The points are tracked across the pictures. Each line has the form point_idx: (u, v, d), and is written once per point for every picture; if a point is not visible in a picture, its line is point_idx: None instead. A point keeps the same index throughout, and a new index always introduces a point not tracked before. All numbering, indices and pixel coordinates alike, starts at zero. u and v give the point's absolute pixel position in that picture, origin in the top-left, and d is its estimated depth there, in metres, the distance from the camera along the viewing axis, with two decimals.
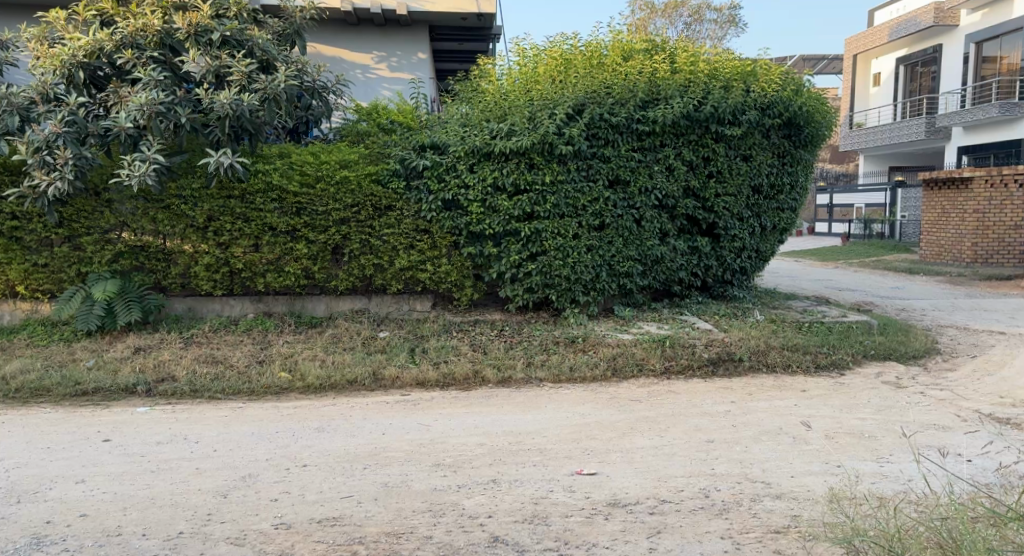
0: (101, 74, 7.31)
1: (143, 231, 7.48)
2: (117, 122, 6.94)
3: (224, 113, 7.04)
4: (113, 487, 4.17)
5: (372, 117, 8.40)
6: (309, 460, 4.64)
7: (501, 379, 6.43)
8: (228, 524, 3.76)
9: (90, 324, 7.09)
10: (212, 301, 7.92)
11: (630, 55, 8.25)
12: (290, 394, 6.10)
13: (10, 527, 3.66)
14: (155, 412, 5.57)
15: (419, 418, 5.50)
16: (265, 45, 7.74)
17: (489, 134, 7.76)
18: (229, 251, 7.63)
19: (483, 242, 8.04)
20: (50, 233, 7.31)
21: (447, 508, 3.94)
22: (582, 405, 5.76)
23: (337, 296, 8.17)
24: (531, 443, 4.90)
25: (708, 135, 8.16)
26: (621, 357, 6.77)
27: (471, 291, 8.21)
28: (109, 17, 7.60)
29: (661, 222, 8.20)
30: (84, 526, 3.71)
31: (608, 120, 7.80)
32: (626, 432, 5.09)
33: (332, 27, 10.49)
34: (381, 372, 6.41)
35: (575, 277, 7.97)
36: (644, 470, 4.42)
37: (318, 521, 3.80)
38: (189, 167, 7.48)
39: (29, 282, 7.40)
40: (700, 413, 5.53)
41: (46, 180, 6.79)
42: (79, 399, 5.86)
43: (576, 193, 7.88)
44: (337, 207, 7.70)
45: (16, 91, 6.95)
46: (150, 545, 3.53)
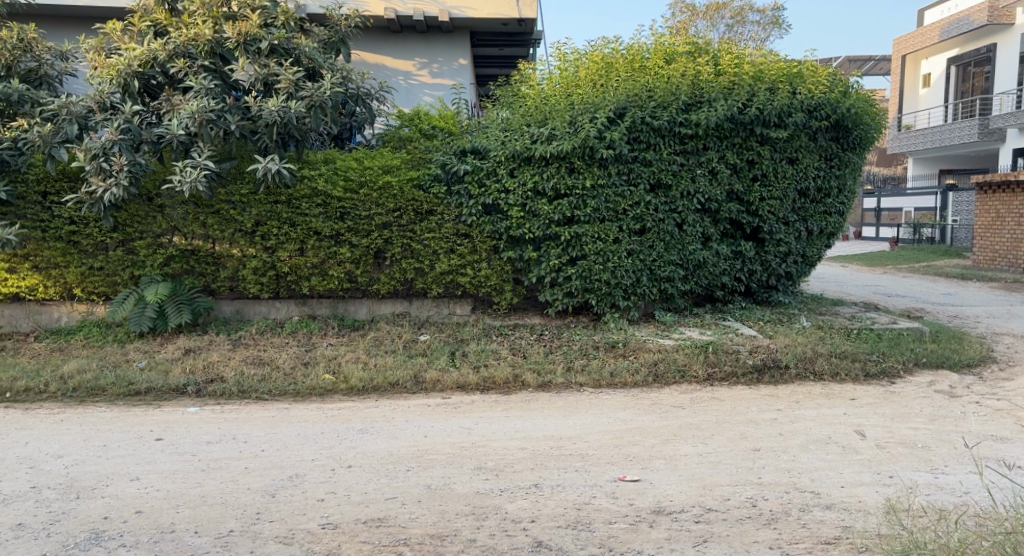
0: (155, 82, 7.52)
1: (193, 235, 7.68)
2: (170, 129, 7.12)
3: (272, 120, 7.20)
4: (166, 485, 4.28)
5: (414, 122, 8.43)
6: (354, 461, 4.70)
7: (541, 383, 6.44)
8: (277, 523, 3.83)
9: (142, 325, 7.29)
10: (259, 303, 8.09)
11: (672, 58, 8.19)
12: (334, 396, 6.19)
13: (70, 522, 3.79)
14: (204, 413, 5.71)
15: (460, 421, 5.54)
16: (311, 53, 7.90)
17: (529, 139, 7.79)
18: (275, 255, 7.79)
19: (523, 246, 8.04)
20: (105, 238, 7.54)
21: (490, 511, 3.95)
22: (624, 410, 5.73)
23: (379, 300, 8.27)
24: (573, 448, 4.89)
25: (752, 138, 8.06)
26: (663, 362, 6.71)
27: (510, 295, 8.22)
28: (162, 28, 7.79)
29: (703, 226, 8.12)
30: (140, 522, 3.81)
31: (650, 123, 7.74)
32: (669, 439, 5.05)
33: (375, 35, 10.65)
34: (422, 375, 6.47)
35: (616, 281, 7.93)
36: (689, 478, 4.37)
37: (364, 521, 3.85)
38: (238, 173, 7.66)
39: (85, 285, 7.64)
40: (744, 420, 5.45)
41: (103, 186, 6.97)
42: (132, 398, 6.03)
43: (616, 197, 7.83)
44: (380, 211, 7.80)
45: (75, 100, 7.20)
46: (202, 543, 3.62)
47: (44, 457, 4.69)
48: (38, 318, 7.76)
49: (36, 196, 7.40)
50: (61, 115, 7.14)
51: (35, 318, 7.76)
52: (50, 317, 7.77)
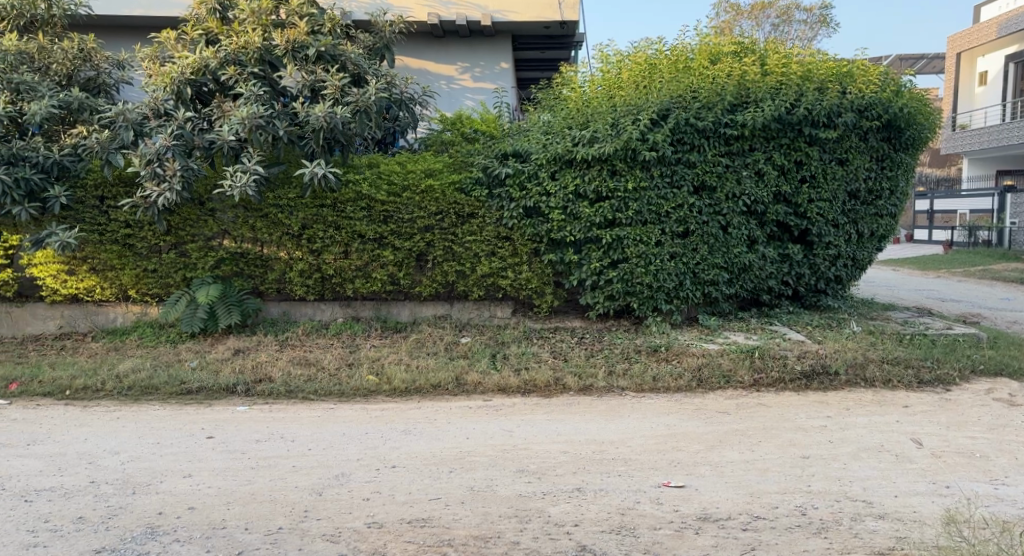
0: (206, 89, 7.73)
1: (243, 238, 7.85)
2: (221, 134, 7.30)
3: (319, 125, 7.32)
4: (218, 482, 4.39)
5: (457, 126, 8.51)
6: (398, 461, 4.75)
7: (583, 387, 6.40)
8: (324, 520, 3.90)
9: (194, 326, 7.50)
10: (305, 305, 8.25)
11: (718, 59, 8.10)
12: (378, 397, 6.26)
13: (126, 517, 3.90)
14: (253, 412, 5.83)
15: (502, 423, 5.55)
16: (357, 59, 8.02)
17: (571, 142, 7.77)
18: (321, 257, 7.93)
19: (564, 249, 8.03)
20: (158, 241, 7.76)
21: (533, 514, 3.95)
22: (668, 415, 5.67)
23: (422, 302, 8.35)
24: (616, 453, 4.86)
25: (800, 139, 7.91)
26: (707, 367, 6.62)
27: (551, 298, 8.21)
28: (214, 36, 7.97)
29: (749, 229, 8.00)
30: (192, 518, 3.91)
31: (694, 125, 7.65)
32: (715, 445, 4.98)
33: (419, 40, 10.76)
34: (464, 377, 6.50)
35: (658, 285, 7.86)
36: (736, 485, 4.31)
37: (408, 521, 3.88)
38: (286, 178, 7.82)
39: (139, 287, 7.86)
40: (792, 427, 5.34)
41: (157, 191, 7.17)
42: (185, 396, 6.19)
43: (659, 199, 7.76)
44: (423, 214, 7.88)
45: (131, 107, 7.41)
46: (253, 539, 3.70)
47: (103, 452, 4.84)
48: (94, 318, 8.00)
49: (94, 200, 7.59)
50: (119, 122, 7.36)
51: (92, 318, 8.00)
52: (106, 318, 8.02)
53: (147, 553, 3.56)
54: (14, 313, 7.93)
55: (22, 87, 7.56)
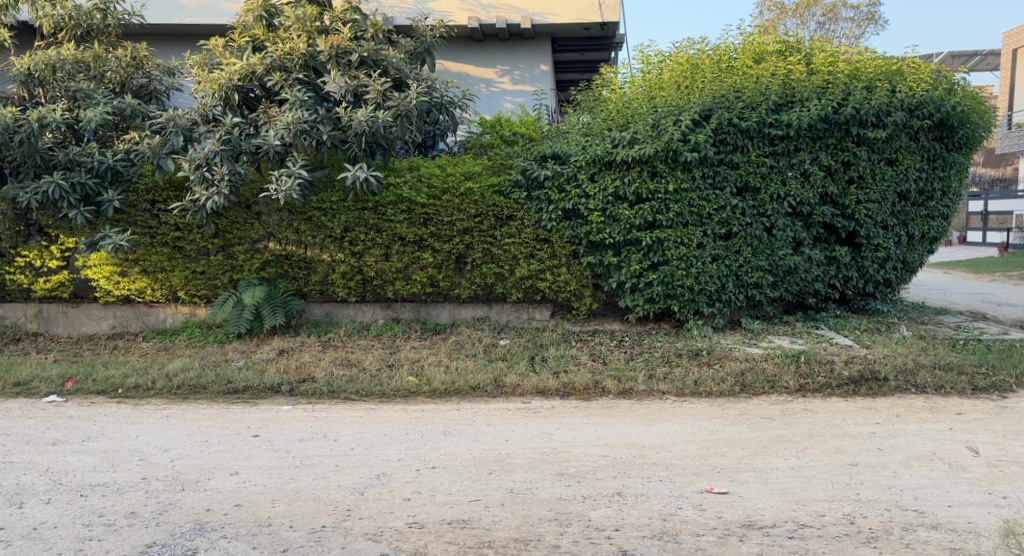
0: (253, 95, 7.84)
1: (287, 241, 7.99)
2: (267, 139, 7.44)
3: (361, 130, 7.40)
4: (263, 480, 4.48)
5: (496, 129, 8.44)
6: (438, 462, 4.78)
7: (623, 390, 6.35)
8: (366, 520, 3.94)
9: (240, 326, 7.66)
10: (346, 307, 8.36)
11: (762, 58, 7.98)
12: (418, 397, 6.30)
13: (175, 513, 4.00)
14: (296, 411, 5.93)
15: (541, 426, 5.54)
16: (399, 63, 8.10)
17: (611, 143, 7.73)
18: (363, 259, 8.03)
19: (603, 251, 8.00)
20: (206, 243, 7.93)
21: (573, 518, 3.94)
22: (710, 420, 5.59)
23: (461, 304, 8.39)
24: (656, 457, 4.81)
25: (848, 138, 7.75)
26: (750, 372, 6.51)
27: (590, 300, 8.18)
28: (260, 43, 8.10)
29: (795, 230, 7.85)
30: (239, 515, 3.99)
31: (737, 125, 7.54)
32: (759, 451, 4.89)
33: (459, 44, 10.84)
34: (503, 379, 6.51)
35: (700, 287, 7.77)
36: (781, 492, 4.23)
37: (449, 522, 3.90)
38: (329, 181, 7.93)
39: (188, 288, 8.05)
40: (840, 434, 5.22)
41: (205, 195, 7.34)
42: (231, 395, 6.33)
43: (701, 201, 7.68)
44: (462, 217, 7.92)
45: (181, 113, 7.57)
46: (297, 537, 3.76)
47: (153, 450, 4.97)
48: (145, 319, 8.23)
49: (145, 204, 7.81)
50: (169, 128, 7.51)
51: (143, 319, 8.22)
52: (156, 318, 8.23)
53: (196, 548, 3.64)
54: (70, 313, 8.18)
55: (79, 95, 7.81)
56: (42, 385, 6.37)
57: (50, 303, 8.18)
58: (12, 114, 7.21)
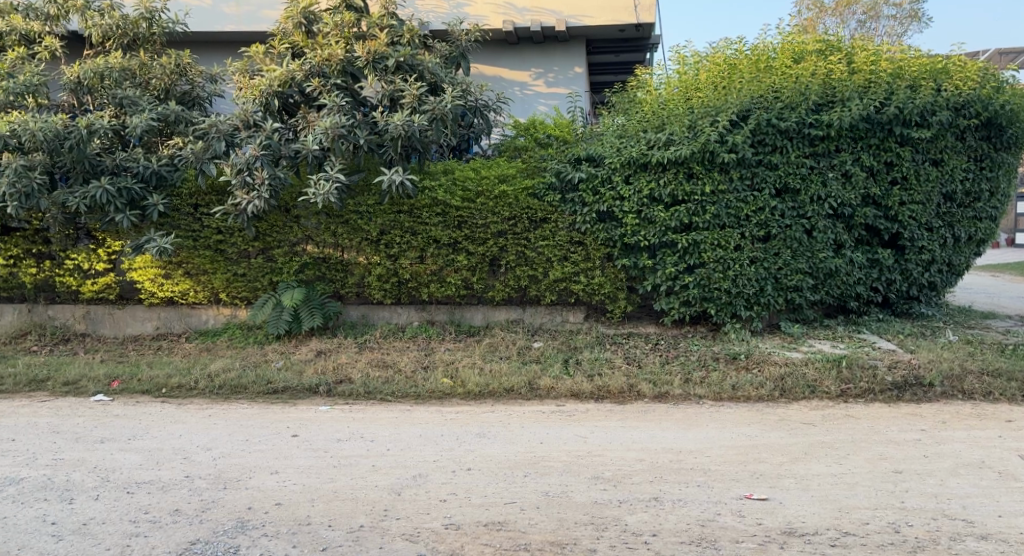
0: (292, 101, 7.99)
1: (325, 244, 8.11)
2: (305, 144, 7.55)
3: (397, 134, 7.48)
4: (303, 479, 4.54)
5: (530, 132, 8.46)
6: (473, 464, 4.79)
7: (658, 394, 6.30)
8: (403, 520, 3.97)
9: (279, 327, 7.80)
10: (382, 308, 8.43)
11: (801, 57, 7.86)
12: (452, 399, 6.34)
13: (218, 511, 4.08)
14: (334, 412, 6.01)
15: (576, 429, 5.52)
16: (434, 68, 8.15)
17: (646, 144, 7.69)
18: (398, 262, 8.10)
19: (638, 254, 7.95)
20: (247, 246, 8.08)
21: (609, 522, 3.92)
22: (748, 425, 5.51)
23: (495, 307, 8.40)
24: (694, 462, 4.76)
25: (891, 138, 7.59)
26: (790, 377, 6.40)
27: (625, 303, 8.13)
28: (299, 50, 8.26)
29: (836, 232, 7.72)
30: (279, 514, 4.05)
31: (777, 125, 7.44)
32: (800, 457, 4.81)
33: (494, 47, 10.86)
34: (537, 382, 6.50)
35: (737, 290, 7.68)
36: (822, 499, 4.15)
37: (485, 524, 3.91)
38: (366, 185, 8.02)
39: (230, 290, 8.21)
40: (883, 440, 5.11)
41: (247, 199, 7.47)
42: (271, 395, 6.44)
43: (739, 202, 7.59)
44: (496, 220, 7.94)
45: (223, 119, 7.68)
46: (336, 536, 3.81)
47: (196, 449, 5.07)
48: (188, 320, 8.41)
49: (188, 208, 8.00)
50: (211, 134, 7.64)
51: (186, 320, 8.41)
52: (199, 320, 8.41)
53: (237, 546, 3.70)
54: (116, 315, 8.40)
55: (126, 102, 8.02)
56: (90, 384, 6.55)
57: (97, 305, 8.41)
58: (62, 121, 7.41)
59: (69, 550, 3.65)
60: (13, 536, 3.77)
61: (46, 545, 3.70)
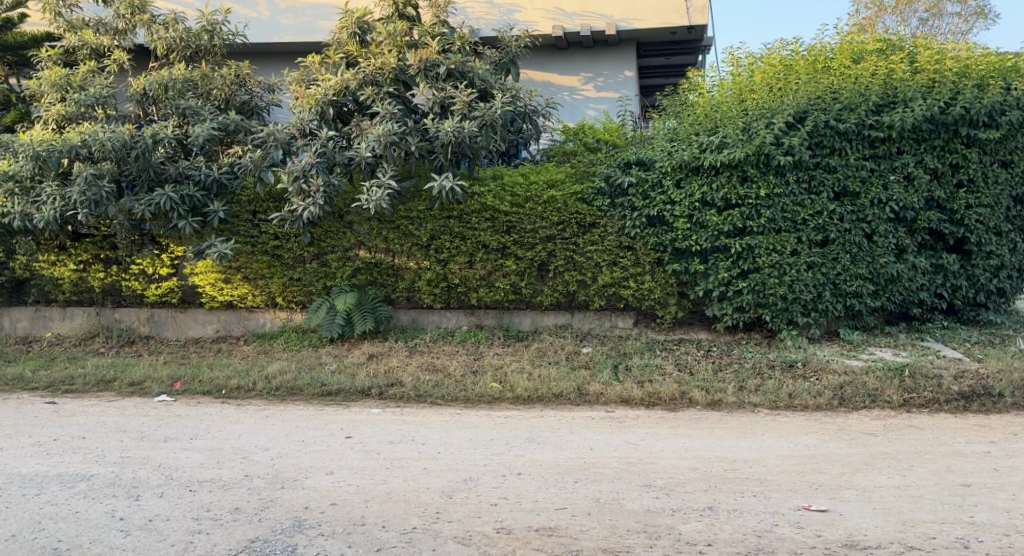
0: (346, 109, 8.13)
1: (377, 249, 8.24)
2: (359, 151, 7.68)
3: (447, 140, 7.54)
4: (357, 480, 4.62)
5: (579, 136, 8.49)
6: (524, 469, 4.79)
7: (711, 401, 6.20)
8: (456, 523, 4.00)
9: (333, 331, 7.96)
10: (432, 313, 8.50)
11: (860, 57, 7.68)
12: (501, 404, 6.36)
13: (276, 509, 4.17)
14: (386, 414, 6.09)
15: (627, 436, 5.47)
16: (484, 75, 8.20)
17: (698, 148, 7.59)
18: (448, 267, 8.18)
19: (689, 258, 7.84)
20: (302, 251, 8.27)
21: (662, 531, 3.87)
22: (806, 435, 5.38)
23: (543, 312, 8.40)
24: (749, 472, 4.66)
25: (957, 140, 7.35)
26: (850, 385, 6.23)
27: (675, 308, 8.03)
28: (353, 59, 8.38)
29: (897, 237, 7.49)
30: (335, 513, 4.13)
31: (835, 127, 7.27)
32: (860, 468, 4.68)
33: (543, 53, 10.89)
34: (586, 387, 6.47)
35: (793, 296, 7.50)
36: (885, 511, 4.03)
37: (536, 529, 3.91)
38: (416, 191, 8.11)
39: (286, 294, 8.41)
40: (949, 452, 4.93)
41: (303, 205, 7.65)
42: (325, 397, 6.56)
43: (795, 206, 7.43)
44: (545, 225, 7.94)
45: (280, 128, 7.90)
46: (390, 537, 3.86)
47: (254, 448, 5.21)
48: (246, 323, 8.63)
49: (247, 215, 8.23)
50: (269, 142, 7.85)
51: (244, 323, 8.63)
52: (257, 323, 8.62)
53: (295, 545, 3.78)
54: (178, 317, 8.66)
55: (188, 112, 8.31)
56: (154, 385, 6.78)
57: (161, 308, 8.69)
58: (129, 131, 7.69)
59: (136, 545, 3.78)
60: (84, 530, 3.93)
61: (115, 540, 3.84)
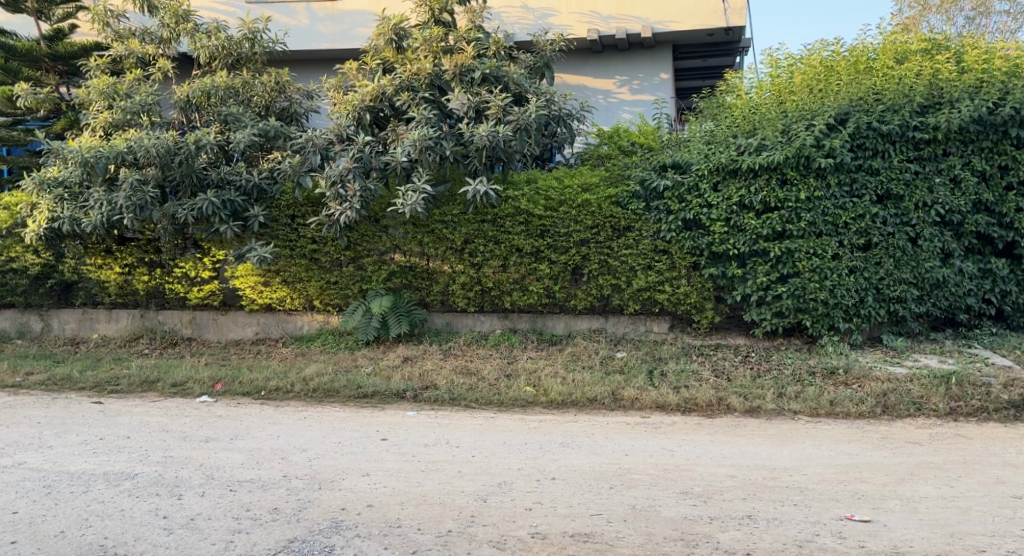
0: (383, 115, 8.20)
1: (412, 253, 8.29)
2: (394, 156, 7.72)
3: (482, 145, 7.57)
4: (393, 482, 4.64)
5: (614, 140, 8.48)
6: (558, 474, 4.77)
7: (749, 408, 6.10)
8: (490, 527, 4.00)
9: (369, 334, 8.03)
10: (465, 316, 8.53)
11: (904, 57, 7.53)
12: (535, 408, 6.34)
13: (314, 510, 4.22)
14: (421, 417, 6.12)
15: (662, 442, 5.42)
16: (519, 79, 8.22)
17: (736, 150, 7.51)
18: (481, 271, 8.20)
19: (727, 262, 7.75)
20: (339, 255, 8.37)
21: (700, 539, 3.82)
22: (848, 443, 5.27)
23: (577, 316, 8.36)
24: (789, 481, 4.57)
25: (1006, 141, 7.15)
26: (893, 393, 6.09)
27: (712, 313, 7.92)
28: (390, 65, 8.45)
29: (943, 241, 7.30)
30: (371, 515, 4.16)
31: (878, 129, 7.13)
32: (905, 478, 4.56)
33: (578, 57, 10.88)
34: (620, 392, 6.43)
35: (835, 301, 7.35)
36: (931, 523, 3.93)
37: (571, 535, 3.89)
38: (451, 196, 8.16)
39: (323, 297, 8.52)
40: (999, 463, 4.78)
41: (339, 210, 7.74)
42: (361, 399, 6.62)
43: (836, 209, 7.30)
44: (579, 228, 7.91)
45: (318, 133, 7.97)
46: (425, 539, 3.87)
47: (293, 449, 5.27)
48: (285, 326, 8.75)
49: (286, 219, 8.36)
50: (307, 147, 7.96)
51: (283, 326, 8.75)
52: (295, 325, 8.74)
53: (332, 546, 3.82)
54: (219, 320, 8.84)
55: (230, 119, 8.45)
56: (196, 386, 6.92)
57: (202, 311, 8.88)
58: (173, 137, 7.87)
59: (179, 544, 3.86)
60: (130, 527, 4.02)
61: (158, 538, 3.91)
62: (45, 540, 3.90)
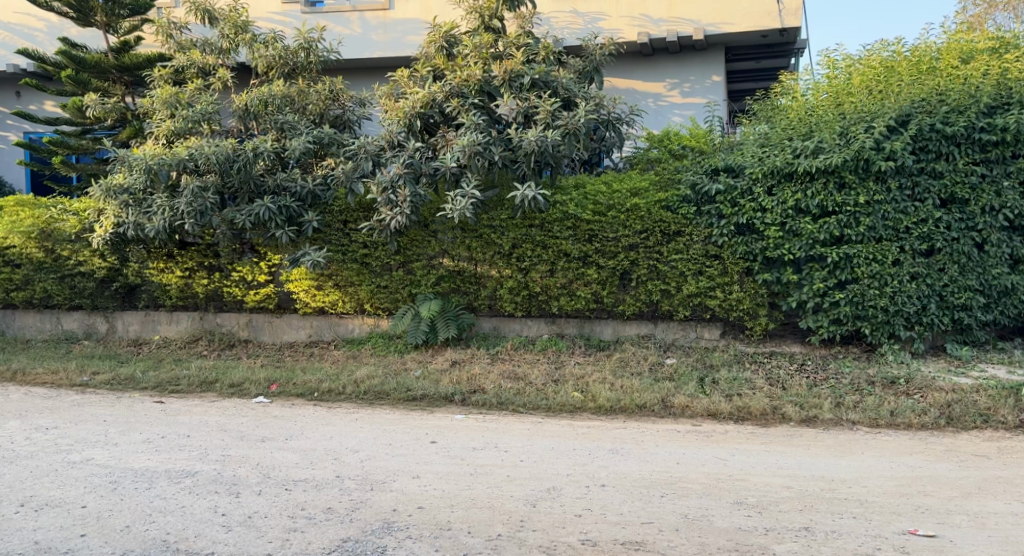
0: (433, 121, 8.25)
1: (460, 258, 8.34)
2: (444, 162, 7.80)
3: (531, 149, 7.56)
4: (443, 485, 4.68)
5: (664, 143, 8.37)
6: (607, 481, 4.73)
7: (805, 418, 5.96)
8: (540, 532, 3.99)
9: (418, 338, 8.11)
10: (513, 321, 8.55)
11: (970, 57, 7.29)
12: (583, 414, 6.31)
13: (366, 511, 4.28)
14: (470, 421, 6.15)
15: (715, 451, 5.33)
16: (568, 84, 8.22)
17: (792, 153, 7.33)
18: (529, 275, 8.20)
19: (781, 268, 7.59)
20: (389, 259, 8.46)
21: (756, 550, 3.74)
22: (910, 455, 5.09)
23: (625, 321, 8.30)
24: (848, 493, 4.45)
25: None
26: (958, 405, 5.87)
27: (766, 320, 7.77)
28: (440, 72, 8.49)
29: (1012, 246, 7.04)
30: (422, 517, 4.20)
31: (941, 130, 6.90)
32: (972, 492, 4.39)
33: (628, 60, 10.82)
34: (671, 400, 6.35)
35: (895, 308, 7.13)
36: (1001, 539, 3.78)
37: (622, 543, 3.85)
38: (499, 200, 8.20)
39: (373, 301, 8.64)
40: None
41: (390, 215, 7.83)
42: (411, 402, 6.70)
43: (898, 213, 7.09)
44: (629, 233, 7.85)
45: (370, 140, 8.14)
46: (476, 542, 3.89)
47: (345, 450, 5.36)
48: (337, 328, 8.91)
49: (338, 224, 8.51)
50: (360, 154, 8.11)
51: (335, 329, 8.91)
52: (347, 328, 8.89)
53: (384, 547, 3.86)
54: (274, 323, 9.05)
55: (286, 126, 8.65)
56: (252, 387, 7.08)
57: (258, 314, 9.10)
58: (233, 145, 8.12)
59: (237, 540, 3.95)
60: (190, 524, 4.14)
61: (218, 534, 4.02)
62: (111, 534, 4.03)
